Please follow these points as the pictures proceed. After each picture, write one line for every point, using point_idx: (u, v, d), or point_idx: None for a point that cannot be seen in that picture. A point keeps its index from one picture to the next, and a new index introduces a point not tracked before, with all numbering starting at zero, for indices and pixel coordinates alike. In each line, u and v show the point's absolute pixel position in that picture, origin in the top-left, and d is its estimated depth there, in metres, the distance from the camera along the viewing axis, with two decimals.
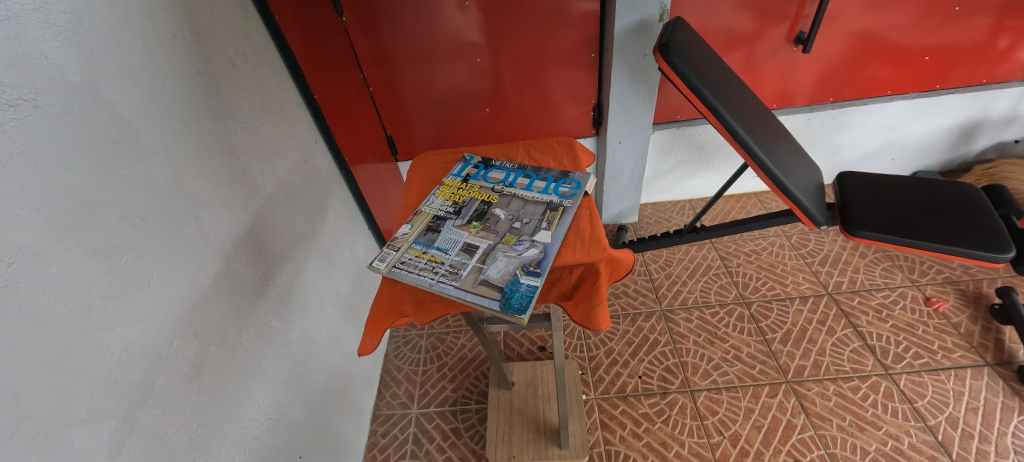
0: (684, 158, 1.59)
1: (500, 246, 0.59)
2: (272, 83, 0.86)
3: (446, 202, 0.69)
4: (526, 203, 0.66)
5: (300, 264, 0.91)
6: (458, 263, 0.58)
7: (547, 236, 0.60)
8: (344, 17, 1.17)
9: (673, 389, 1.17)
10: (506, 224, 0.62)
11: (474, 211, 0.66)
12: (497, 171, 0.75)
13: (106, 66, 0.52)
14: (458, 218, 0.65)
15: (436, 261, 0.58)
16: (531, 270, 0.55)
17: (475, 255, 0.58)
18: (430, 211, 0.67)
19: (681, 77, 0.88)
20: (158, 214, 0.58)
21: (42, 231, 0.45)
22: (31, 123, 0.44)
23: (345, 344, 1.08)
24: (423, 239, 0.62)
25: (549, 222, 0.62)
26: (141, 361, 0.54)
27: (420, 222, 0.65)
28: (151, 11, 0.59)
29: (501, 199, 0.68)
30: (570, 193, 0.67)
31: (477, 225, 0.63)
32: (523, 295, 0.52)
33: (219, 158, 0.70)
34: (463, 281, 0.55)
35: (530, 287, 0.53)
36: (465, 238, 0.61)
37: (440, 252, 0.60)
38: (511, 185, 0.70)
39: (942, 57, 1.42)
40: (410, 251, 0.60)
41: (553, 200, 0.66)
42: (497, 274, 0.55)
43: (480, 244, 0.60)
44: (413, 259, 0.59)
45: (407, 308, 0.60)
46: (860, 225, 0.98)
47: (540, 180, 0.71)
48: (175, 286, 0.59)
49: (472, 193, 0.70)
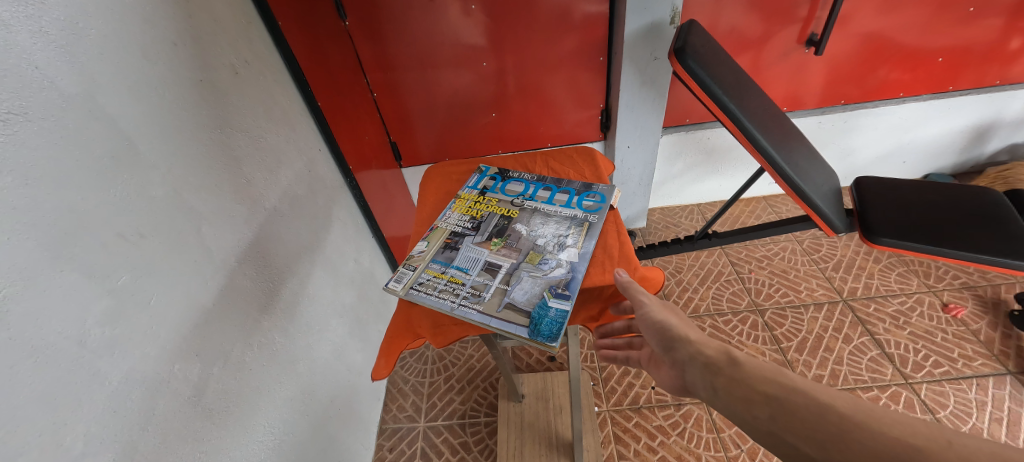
0: (693, 162, 1.57)
1: (524, 266, 0.56)
2: (275, 90, 0.84)
3: (463, 216, 0.66)
4: (549, 218, 0.64)
5: (305, 277, 0.88)
6: (480, 284, 0.55)
7: (573, 254, 0.57)
8: (347, 21, 1.15)
9: (688, 400, 1.14)
10: (530, 241, 0.60)
11: (494, 227, 0.63)
12: (515, 183, 0.72)
13: (103, 76, 0.49)
14: (477, 234, 0.62)
15: (456, 282, 0.56)
16: (559, 291, 0.53)
17: (498, 275, 0.56)
18: (446, 226, 0.65)
19: (697, 81, 0.85)
20: (160, 231, 0.55)
21: (35, 253, 0.42)
22: (22, 138, 0.41)
23: (351, 358, 1.05)
24: (441, 257, 0.60)
25: (575, 239, 0.60)
26: (141, 388, 0.51)
27: (437, 239, 0.63)
28: (150, 18, 0.57)
29: (522, 213, 0.65)
30: (594, 208, 0.65)
31: (498, 241, 0.60)
32: (552, 321, 0.50)
33: (222, 170, 0.67)
34: (487, 304, 0.52)
35: (559, 312, 0.51)
36: (485, 256, 0.59)
37: (460, 272, 0.57)
38: (531, 198, 0.68)
39: (955, 58, 1.40)
40: (428, 271, 0.58)
41: (577, 215, 0.64)
42: (523, 297, 0.53)
43: (504, 263, 0.57)
44: (431, 280, 0.56)
45: (424, 330, 0.57)
46: (880, 232, 0.96)
47: (562, 192, 0.68)
48: (176, 306, 0.56)
49: (490, 207, 0.67)
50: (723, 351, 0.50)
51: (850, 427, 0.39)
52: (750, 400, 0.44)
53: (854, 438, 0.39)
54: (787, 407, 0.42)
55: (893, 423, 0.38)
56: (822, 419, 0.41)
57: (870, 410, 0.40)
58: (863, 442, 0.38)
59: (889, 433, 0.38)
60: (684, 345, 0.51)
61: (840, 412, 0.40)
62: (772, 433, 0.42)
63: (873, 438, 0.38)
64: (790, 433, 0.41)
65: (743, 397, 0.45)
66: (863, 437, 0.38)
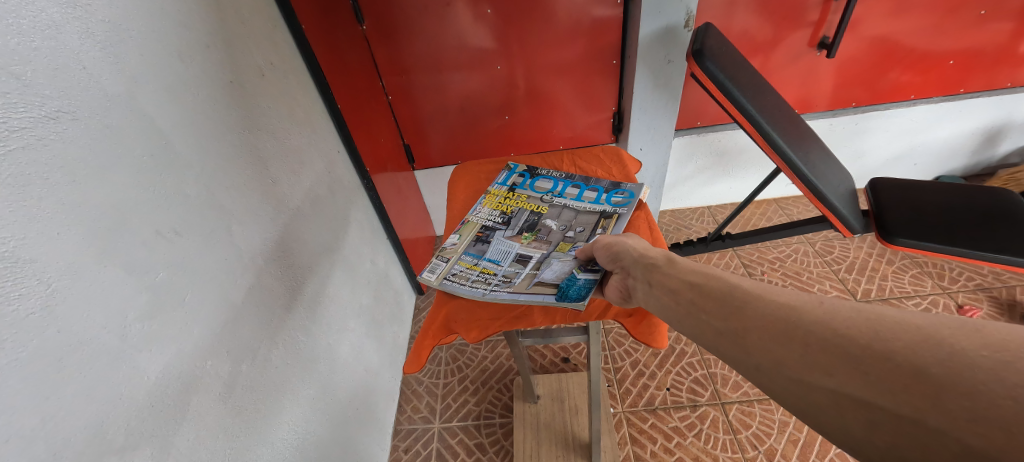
0: (704, 164, 1.57)
1: (555, 253, 0.61)
2: (299, 93, 0.85)
3: (494, 211, 0.71)
4: (578, 213, 0.67)
5: (325, 277, 0.88)
6: (512, 272, 0.59)
7: None
8: (365, 25, 1.17)
9: (703, 401, 1.14)
10: (559, 234, 0.64)
11: (524, 222, 0.67)
12: (543, 180, 0.76)
13: (143, 77, 0.50)
14: (508, 228, 0.67)
15: (488, 272, 0.60)
16: (587, 267, 0.57)
17: (530, 263, 0.60)
18: (477, 221, 0.70)
19: (715, 82, 0.86)
20: (194, 229, 0.56)
21: (82, 249, 0.43)
22: (71, 136, 0.42)
23: (368, 358, 1.05)
24: (473, 250, 0.64)
25: (603, 228, 0.63)
26: (176, 384, 0.51)
27: (469, 232, 0.67)
28: (185, 20, 0.58)
29: (551, 209, 0.69)
30: (623, 202, 0.67)
31: (528, 235, 0.65)
32: (580, 287, 0.54)
33: (251, 169, 0.68)
34: (518, 286, 0.57)
35: (587, 281, 0.55)
36: (516, 248, 0.63)
37: (492, 264, 0.61)
38: (560, 196, 0.71)
39: (966, 61, 1.40)
40: (461, 263, 0.62)
41: (605, 209, 0.67)
42: (552, 275, 0.57)
43: (535, 253, 0.61)
44: (464, 271, 0.61)
45: (459, 326, 0.58)
46: (897, 232, 0.96)
47: (591, 190, 0.71)
48: (208, 303, 0.57)
49: (520, 204, 0.71)
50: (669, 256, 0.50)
51: (747, 300, 0.39)
52: (675, 289, 0.45)
53: (747, 307, 0.38)
54: (703, 291, 0.42)
55: (784, 293, 0.37)
56: (725, 295, 0.40)
57: (769, 286, 0.38)
58: (751, 311, 0.37)
59: (775, 298, 0.37)
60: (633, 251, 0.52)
61: (743, 288, 0.40)
62: (687, 313, 0.42)
63: (760, 306, 0.37)
64: (701, 311, 0.41)
65: (671, 288, 0.45)
66: (755, 304, 0.38)
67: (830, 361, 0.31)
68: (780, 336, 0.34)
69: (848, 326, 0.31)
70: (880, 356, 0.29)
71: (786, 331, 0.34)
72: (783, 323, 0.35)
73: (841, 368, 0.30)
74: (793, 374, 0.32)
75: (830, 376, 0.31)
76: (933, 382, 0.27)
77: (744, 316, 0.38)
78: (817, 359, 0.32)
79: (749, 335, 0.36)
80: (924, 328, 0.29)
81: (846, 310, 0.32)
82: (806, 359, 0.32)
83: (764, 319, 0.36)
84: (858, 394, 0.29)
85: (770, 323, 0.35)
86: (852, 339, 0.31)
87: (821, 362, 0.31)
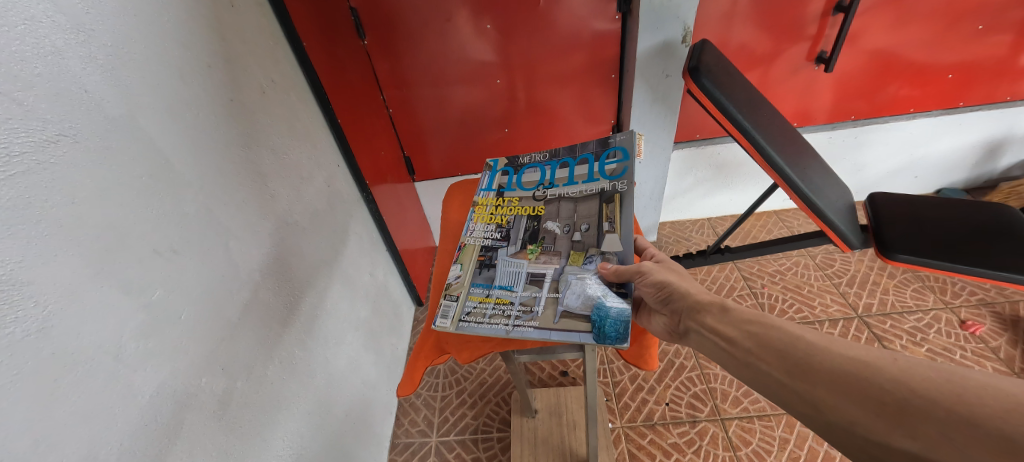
0: (703, 176, 1.58)
1: (569, 269, 0.60)
2: (299, 109, 0.86)
3: (489, 226, 0.71)
4: (577, 204, 0.68)
5: (323, 291, 0.89)
6: (529, 299, 0.60)
7: (616, 243, 0.61)
8: (366, 40, 1.19)
9: (702, 416, 1.14)
10: (566, 240, 0.64)
11: (525, 232, 0.68)
12: (531, 170, 0.77)
13: (145, 98, 0.51)
14: (510, 244, 0.67)
15: (504, 303, 0.60)
16: (613, 290, 0.57)
17: (546, 285, 0.60)
18: (475, 242, 0.70)
19: (712, 100, 0.86)
20: (192, 247, 0.56)
21: (79, 270, 0.43)
22: (71, 159, 0.43)
23: (365, 371, 1.05)
24: (481, 280, 0.64)
25: (611, 221, 0.64)
26: (170, 402, 0.52)
27: (470, 259, 0.67)
28: (187, 41, 0.59)
29: (548, 207, 0.70)
30: (618, 170, 0.69)
31: (533, 248, 0.65)
32: (614, 322, 0.54)
33: (249, 186, 0.68)
34: (542, 320, 0.57)
35: (619, 312, 0.55)
36: (525, 267, 0.63)
37: (506, 292, 0.61)
38: (552, 186, 0.73)
39: (965, 74, 1.41)
40: (473, 297, 0.62)
41: (604, 186, 0.68)
42: (577, 301, 0.57)
43: (548, 270, 0.61)
44: (478, 306, 0.60)
45: (451, 346, 0.64)
46: (896, 248, 0.96)
47: (581, 164, 0.73)
48: (205, 321, 0.57)
49: (514, 210, 0.72)
50: (717, 301, 0.53)
51: (812, 352, 0.42)
52: (728, 338, 0.48)
53: (811, 361, 0.42)
54: (762, 340, 0.46)
55: (851, 347, 0.40)
56: (786, 346, 0.44)
57: (832, 338, 0.42)
58: (820, 364, 0.41)
59: (843, 353, 0.40)
60: (680, 295, 0.55)
61: (805, 339, 0.43)
62: (744, 363, 0.46)
63: (828, 359, 0.41)
64: (760, 362, 0.45)
65: (725, 335, 0.49)
66: (820, 357, 0.41)
67: (913, 426, 0.35)
68: (857, 396, 0.38)
69: (928, 389, 0.35)
70: (969, 423, 0.33)
71: (860, 391, 0.38)
72: (856, 381, 0.38)
73: (926, 433, 0.34)
74: (874, 434, 0.36)
75: (914, 439, 0.34)
76: None
77: (810, 372, 0.41)
78: (898, 423, 0.35)
79: (820, 391, 0.40)
80: (1012, 396, 0.33)
81: (924, 369, 0.36)
82: (888, 422, 0.36)
83: (835, 375, 0.40)
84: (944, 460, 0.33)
85: (841, 380, 0.39)
86: (934, 403, 0.35)
87: (904, 426, 0.35)
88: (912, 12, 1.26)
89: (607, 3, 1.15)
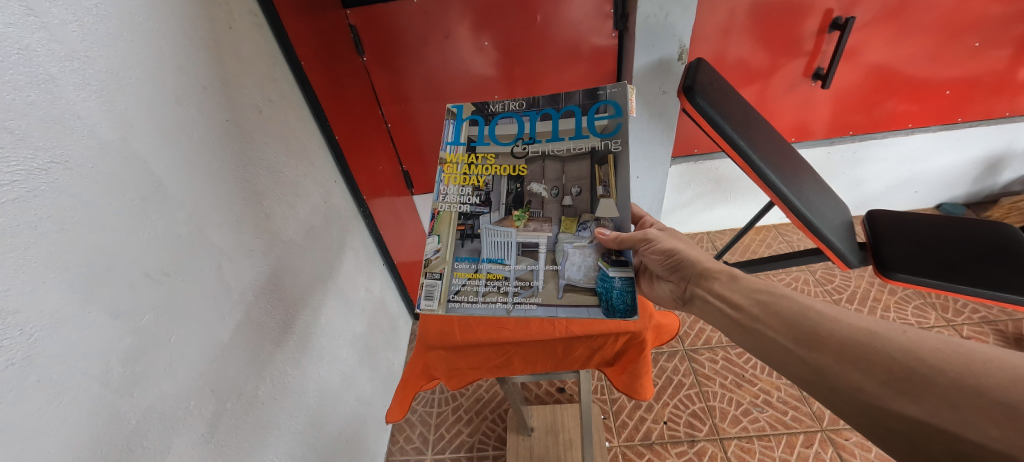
0: (701, 190, 1.58)
1: (564, 237, 0.64)
2: (298, 127, 0.86)
3: (465, 188, 0.66)
4: (565, 163, 0.65)
5: (318, 308, 0.88)
6: (526, 274, 0.63)
7: (611, 209, 0.64)
8: (366, 56, 1.20)
9: (701, 436, 1.14)
10: (555, 205, 0.65)
11: (508, 195, 0.65)
12: (505, 119, 0.67)
13: (140, 123, 0.51)
14: (492, 210, 0.65)
15: (498, 278, 0.63)
16: (612, 259, 0.62)
17: (543, 257, 0.63)
18: (451, 209, 0.65)
19: (707, 119, 0.87)
20: (183, 269, 0.56)
21: (67, 297, 0.44)
22: (62, 186, 0.44)
23: (360, 388, 1.05)
24: (466, 253, 0.64)
25: (604, 184, 0.64)
26: (156, 426, 0.52)
27: (450, 228, 0.64)
28: (183, 64, 0.58)
29: (532, 166, 0.65)
30: (610, 129, 0.64)
31: (520, 215, 0.65)
32: (619, 293, 0.60)
33: (245, 206, 0.69)
34: (546, 296, 0.61)
35: (623, 282, 0.60)
36: (514, 237, 0.64)
37: (497, 266, 0.63)
38: (533, 140, 0.66)
39: (963, 90, 1.41)
40: (460, 274, 0.63)
41: (594, 144, 0.64)
42: (578, 273, 0.62)
43: (542, 240, 0.64)
44: (470, 283, 0.63)
45: (440, 373, 0.75)
46: (895, 267, 0.96)
47: (567, 116, 0.66)
48: (196, 343, 0.57)
49: (491, 169, 0.66)
50: (728, 273, 0.60)
51: (824, 323, 0.48)
52: (739, 305, 0.55)
53: (823, 331, 0.47)
54: (773, 309, 0.52)
55: (864, 320, 0.46)
56: (798, 316, 0.50)
57: (846, 312, 0.47)
58: (832, 334, 0.47)
59: (856, 325, 0.46)
60: (692, 265, 0.63)
61: (816, 310, 0.49)
62: (752, 328, 0.53)
63: (840, 330, 0.47)
64: (768, 328, 0.51)
65: (735, 302, 0.56)
66: (830, 328, 0.47)
67: (918, 392, 0.40)
68: (867, 364, 0.43)
69: (935, 359, 0.41)
70: (972, 392, 0.38)
71: (869, 359, 0.43)
72: (869, 350, 0.44)
73: (929, 399, 0.39)
74: (880, 398, 0.42)
75: (916, 404, 0.40)
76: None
77: (820, 341, 0.47)
78: (902, 388, 0.41)
79: (830, 358, 0.45)
80: (1015, 368, 0.38)
81: (934, 342, 0.41)
82: (893, 388, 0.41)
83: (845, 344, 0.45)
84: (944, 423, 0.38)
85: (852, 349, 0.45)
86: (941, 373, 0.40)
87: (908, 393, 0.41)
88: (912, 29, 1.26)
89: (604, 19, 1.15)
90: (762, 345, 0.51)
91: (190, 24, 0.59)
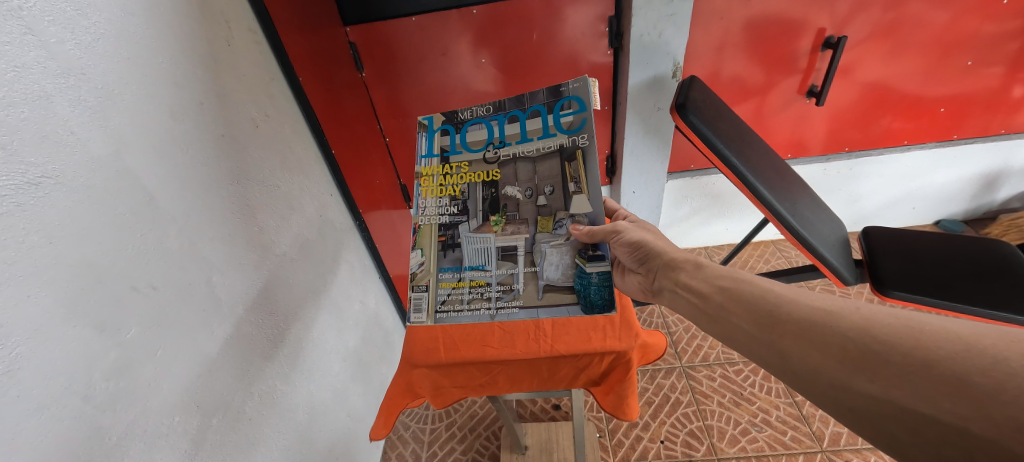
0: (698, 205, 1.58)
1: (541, 237, 0.63)
2: (295, 142, 0.87)
3: (442, 199, 0.65)
4: (536, 164, 0.64)
5: (311, 322, 0.88)
6: (507, 278, 0.64)
7: (584, 205, 0.62)
8: (365, 72, 1.21)
9: (699, 456, 1.12)
10: (531, 206, 0.64)
11: (483, 200, 0.65)
12: (474, 126, 0.66)
13: (133, 137, 0.52)
14: (470, 218, 0.64)
15: (481, 285, 0.64)
16: (590, 254, 0.62)
17: (521, 258, 0.64)
18: (430, 221, 0.65)
19: (699, 135, 0.87)
20: (171, 282, 0.56)
21: (51, 311, 0.44)
22: (52, 200, 0.44)
23: (352, 403, 1.04)
24: (448, 263, 0.65)
25: (576, 182, 0.62)
26: (139, 442, 0.52)
27: (430, 241, 0.65)
28: (180, 80, 0.59)
29: (504, 170, 0.65)
30: (576, 124, 0.63)
31: (497, 219, 0.64)
32: (596, 289, 0.61)
33: (239, 220, 0.69)
34: (526, 298, 0.63)
35: (599, 277, 0.61)
36: (493, 243, 0.64)
37: (479, 273, 0.64)
38: (503, 144, 0.65)
39: (958, 107, 1.42)
40: (445, 284, 0.65)
41: (563, 142, 0.63)
42: (556, 272, 0.63)
43: (520, 242, 0.63)
44: (455, 293, 0.64)
45: (425, 391, 0.75)
46: (891, 285, 0.95)
47: (534, 116, 0.64)
48: (182, 358, 0.57)
49: (465, 177, 0.65)
50: (693, 262, 0.61)
51: (783, 306, 0.48)
52: (704, 293, 0.56)
53: (783, 313, 0.48)
54: (735, 296, 0.53)
55: (820, 300, 0.46)
56: (759, 300, 0.50)
57: (803, 293, 0.48)
58: (791, 317, 0.47)
59: (812, 305, 0.46)
60: (659, 256, 0.64)
61: (776, 295, 0.49)
62: (718, 315, 0.53)
63: (798, 312, 0.47)
64: (732, 315, 0.52)
65: (700, 291, 0.56)
66: (789, 310, 0.47)
67: (873, 370, 0.39)
68: (823, 345, 0.43)
69: (887, 334, 0.40)
70: (924, 365, 0.37)
71: (825, 341, 0.43)
72: (825, 329, 0.44)
73: (884, 377, 0.39)
74: (840, 380, 0.41)
75: (873, 383, 0.39)
76: (979, 392, 0.34)
77: (780, 323, 0.47)
78: (858, 366, 0.40)
79: (789, 341, 0.45)
80: (966, 339, 0.37)
81: (885, 317, 0.41)
82: (851, 368, 0.41)
83: (802, 325, 0.45)
84: (900, 400, 0.37)
85: (809, 329, 0.45)
86: (892, 348, 0.39)
87: (864, 370, 0.40)
88: (906, 47, 1.27)
89: (600, 37, 1.17)
90: (728, 334, 0.52)
91: (188, 41, 0.60)
